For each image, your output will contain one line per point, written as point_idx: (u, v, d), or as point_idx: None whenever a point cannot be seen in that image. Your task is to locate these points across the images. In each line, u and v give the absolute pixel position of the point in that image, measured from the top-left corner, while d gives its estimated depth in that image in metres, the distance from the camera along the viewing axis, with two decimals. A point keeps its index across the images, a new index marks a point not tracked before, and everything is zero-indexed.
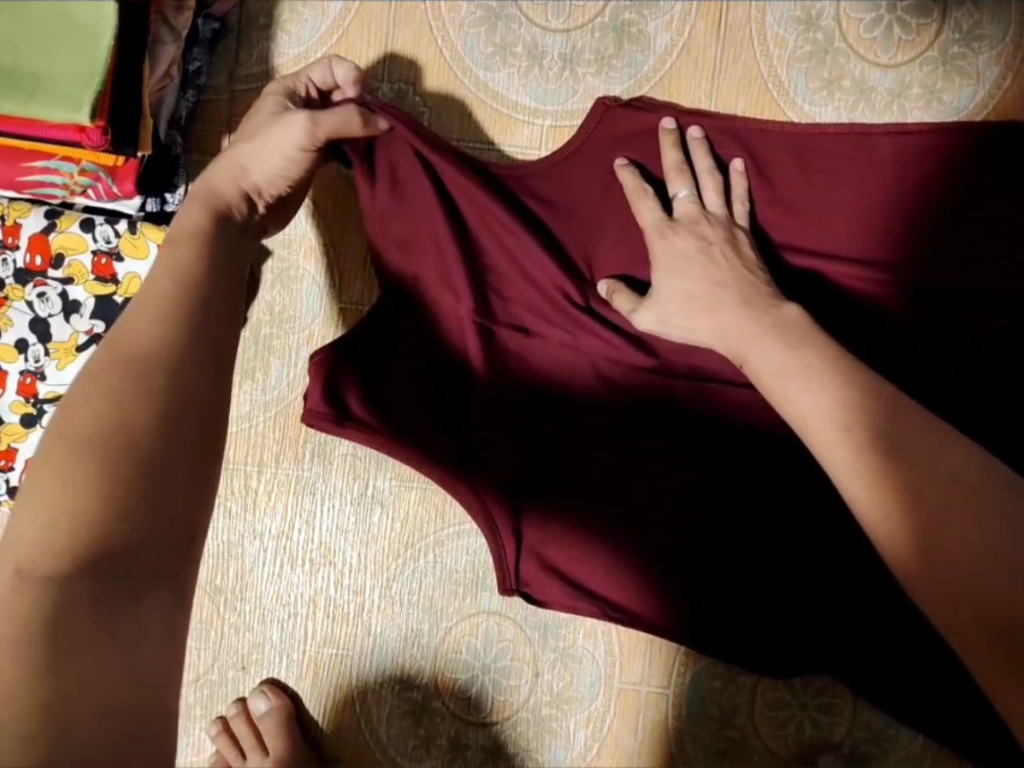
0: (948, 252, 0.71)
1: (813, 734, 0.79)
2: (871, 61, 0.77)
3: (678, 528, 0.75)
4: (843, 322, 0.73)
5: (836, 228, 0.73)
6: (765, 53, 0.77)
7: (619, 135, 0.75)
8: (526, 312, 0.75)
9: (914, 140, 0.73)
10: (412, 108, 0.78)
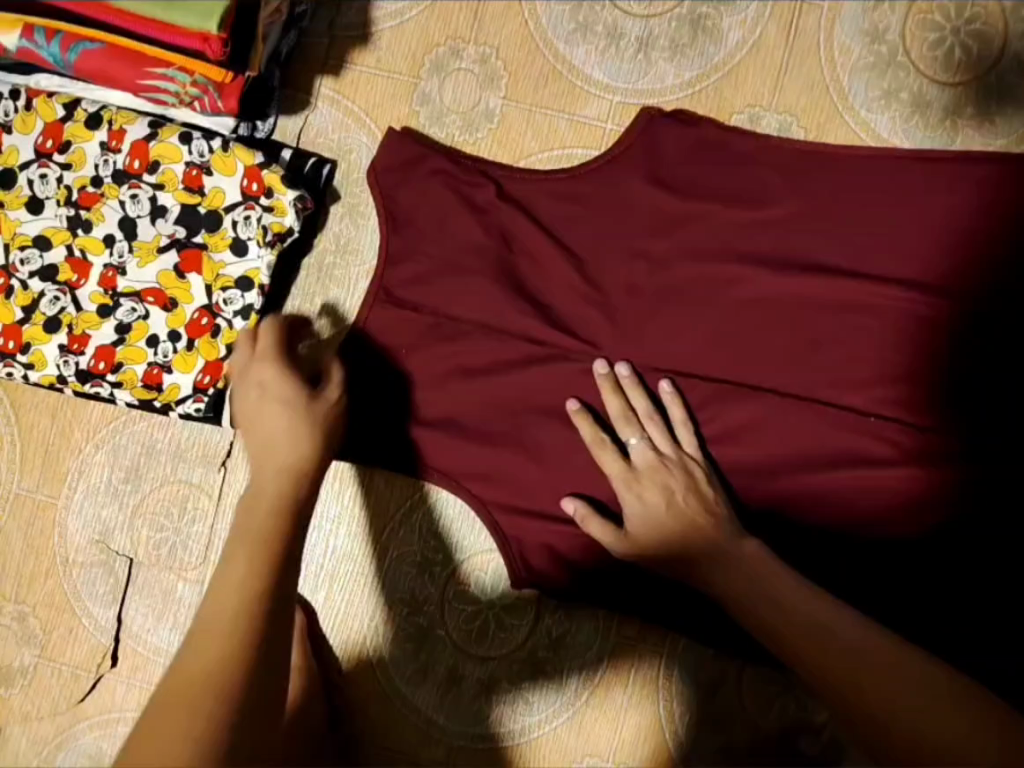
0: (982, 261, 0.75)
1: (796, 716, 0.81)
2: (929, 78, 0.81)
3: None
4: (877, 325, 0.76)
5: (873, 236, 0.77)
6: (830, 58, 0.82)
7: (666, 138, 0.80)
8: (561, 296, 0.80)
9: (947, 167, 0.77)
10: (493, 72, 0.84)
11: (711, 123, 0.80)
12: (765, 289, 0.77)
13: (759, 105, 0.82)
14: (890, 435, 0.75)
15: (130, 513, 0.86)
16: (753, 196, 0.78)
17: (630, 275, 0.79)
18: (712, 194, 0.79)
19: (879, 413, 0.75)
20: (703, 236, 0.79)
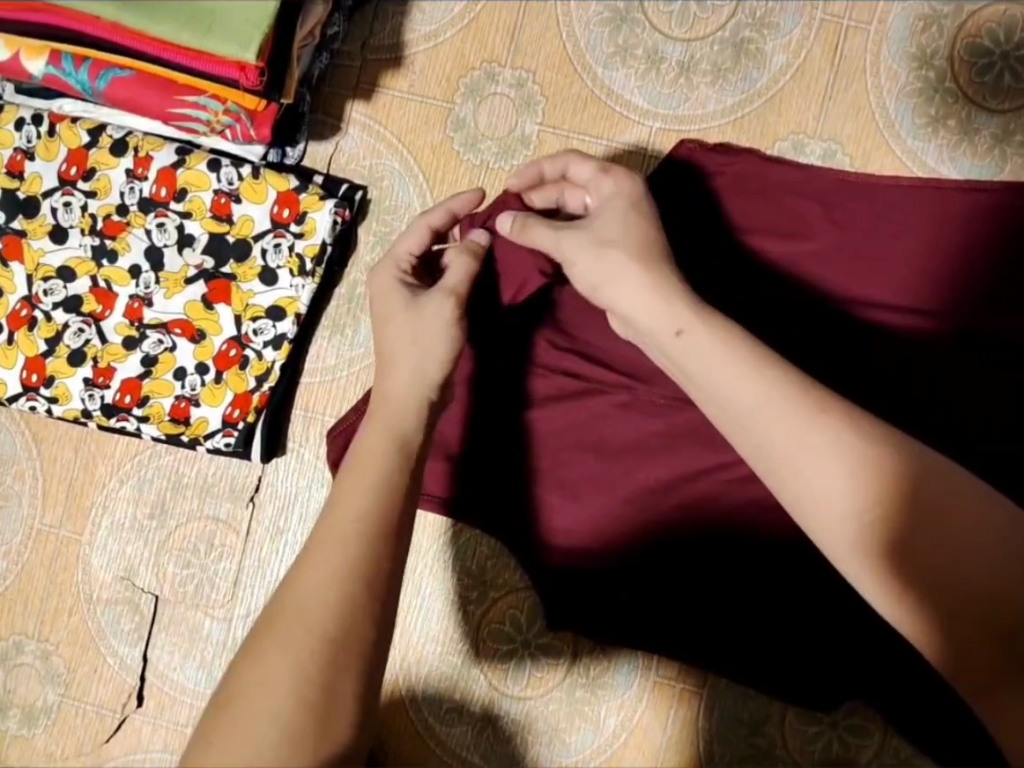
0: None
1: (839, 753, 0.80)
2: (978, 104, 0.79)
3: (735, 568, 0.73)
4: (929, 365, 0.70)
5: (915, 272, 0.72)
6: (876, 83, 0.80)
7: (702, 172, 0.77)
8: (593, 331, 0.76)
9: (990, 196, 0.72)
10: (530, 96, 0.82)
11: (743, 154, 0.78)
12: (824, 318, 0.72)
13: (803, 132, 0.80)
14: None
15: (156, 548, 0.84)
16: (800, 229, 0.75)
17: None
18: (756, 221, 0.76)
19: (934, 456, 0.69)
20: None
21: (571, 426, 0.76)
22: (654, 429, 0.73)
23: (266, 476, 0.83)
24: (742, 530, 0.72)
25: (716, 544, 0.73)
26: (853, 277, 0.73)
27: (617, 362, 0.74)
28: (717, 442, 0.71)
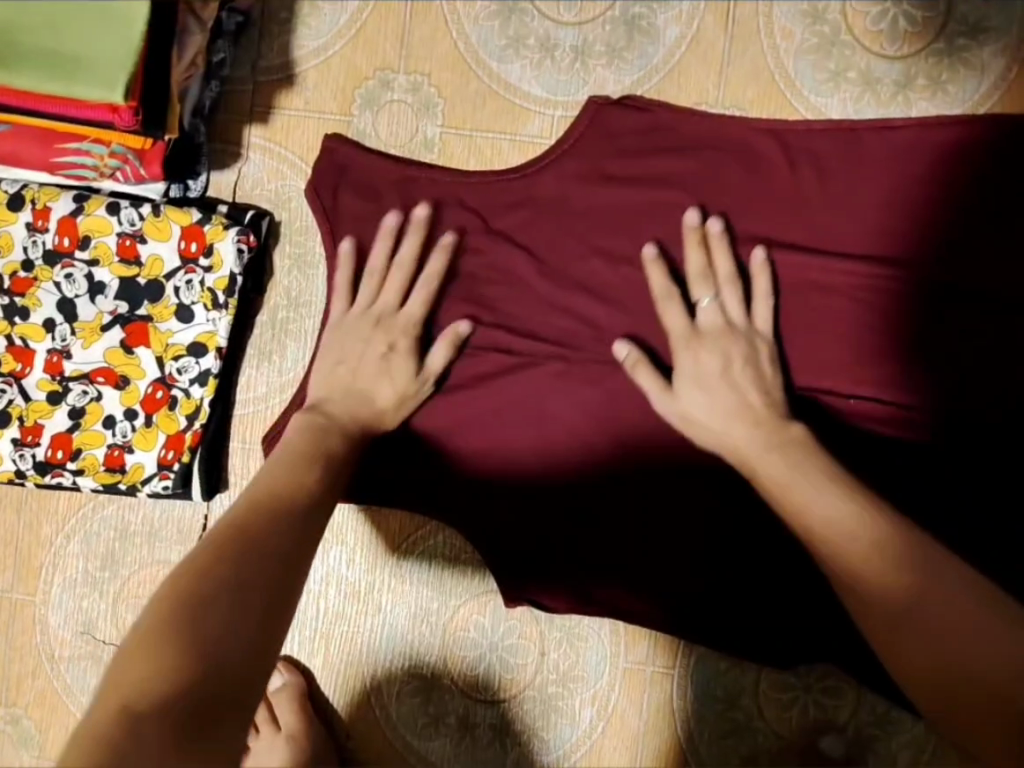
0: (970, 233, 0.71)
1: (819, 715, 0.78)
2: (876, 53, 0.78)
3: (683, 533, 0.75)
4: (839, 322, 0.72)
5: (829, 221, 0.73)
6: (772, 45, 0.79)
7: (602, 146, 0.76)
8: (519, 328, 0.76)
9: (900, 134, 0.73)
10: (427, 99, 0.80)
11: (647, 128, 0.76)
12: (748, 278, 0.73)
13: (704, 102, 0.79)
14: (871, 415, 0.72)
15: (111, 600, 0.83)
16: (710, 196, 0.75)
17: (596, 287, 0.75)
18: (667, 185, 0.75)
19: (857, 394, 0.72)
20: (667, 241, 0.75)
21: (505, 403, 0.76)
22: (590, 415, 0.75)
23: (212, 513, 0.82)
24: (680, 492, 0.75)
25: (660, 506, 0.76)
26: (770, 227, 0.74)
27: (545, 333, 0.76)
28: (647, 410, 0.75)
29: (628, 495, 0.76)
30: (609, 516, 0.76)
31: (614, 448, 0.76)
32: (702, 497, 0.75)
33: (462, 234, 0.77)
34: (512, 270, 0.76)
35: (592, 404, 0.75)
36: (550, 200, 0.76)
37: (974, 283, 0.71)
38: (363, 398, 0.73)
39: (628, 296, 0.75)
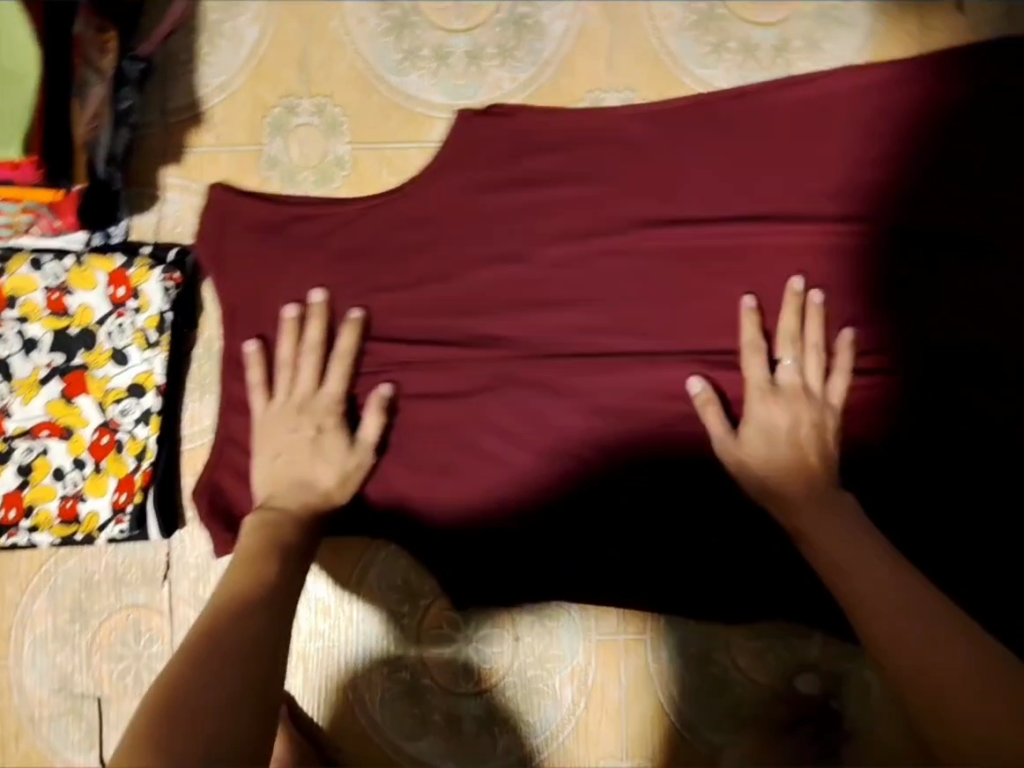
0: (857, 179, 0.75)
1: (791, 657, 0.80)
2: (752, 22, 0.82)
3: (633, 500, 0.77)
4: (743, 279, 0.76)
5: (722, 187, 0.76)
6: (654, 27, 0.82)
7: (504, 139, 0.79)
8: (448, 326, 0.78)
9: (772, 99, 0.77)
10: (333, 119, 0.83)
11: (544, 119, 0.79)
12: (659, 248, 0.76)
13: (598, 87, 0.82)
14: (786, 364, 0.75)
15: (85, 652, 0.83)
16: (611, 176, 0.77)
17: (517, 275, 0.77)
18: (570, 168, 0.78)
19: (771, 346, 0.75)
20: (577, 223, 0.77)
21: (442, 399, 0.78)
22: (527, 399, 0.77)
23: (174, 550, 0.82)
24: (626, 460, 0.77)
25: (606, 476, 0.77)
26: (670, 201, 0.77)
27: (473, 327, 0.78)
28: (582, 385, 0.76)
29: (574, 468, 0.77)
30: (562, 493, 0.77)
31: (557, 427, 0.77)
32: (646, 459, 0.77)
33: (381, 243, 0.79)
34: (434, 270, 0.78)
35: (526, 388, 0.77)
36: (461, 199, 0.79)
37: (869, 223, 0.75)
38: (307, 481, 0.74)
39: (550, 277, 0.77)
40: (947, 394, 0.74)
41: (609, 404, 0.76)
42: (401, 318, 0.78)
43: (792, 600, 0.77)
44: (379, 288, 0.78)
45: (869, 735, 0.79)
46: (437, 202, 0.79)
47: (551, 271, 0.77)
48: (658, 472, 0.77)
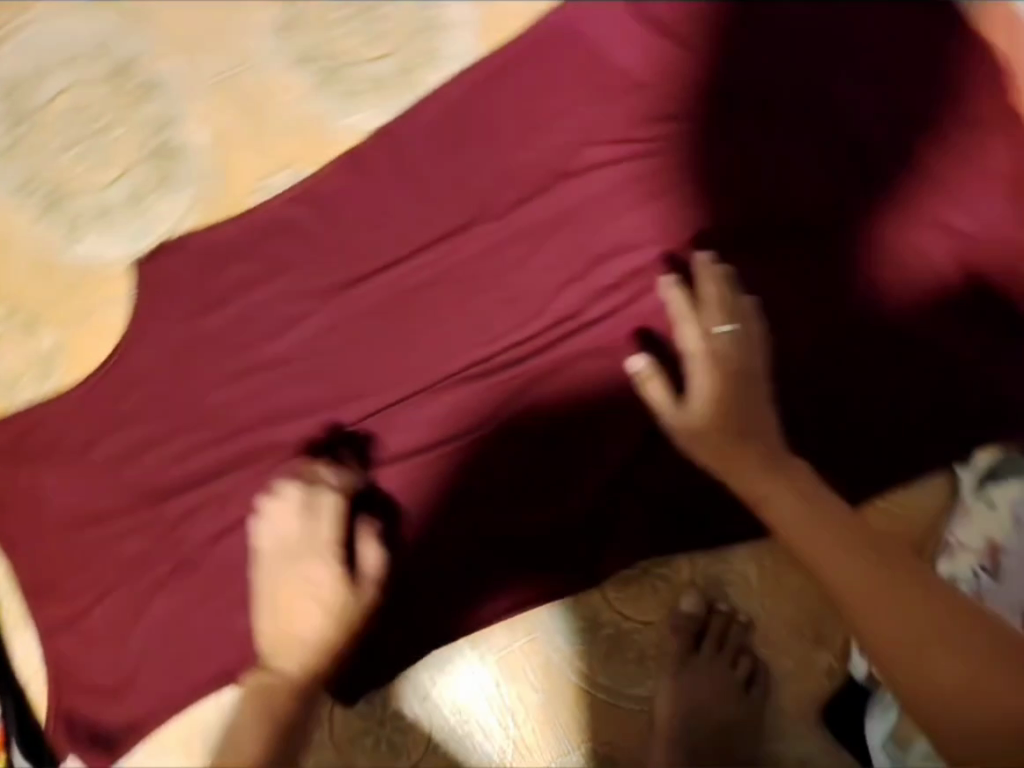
0: (501, 169, 0.83)
1: (665, 586, 0.83)
2: (373, 58, 0.83)
3: (453, 522, 0.81)
4: (450, 294, 0.83)
5: (396, 225, 0.82)
6: (287, 100, 0.83)
7: (192, 266, 0.81)
8: (220, 455, 0.80)
9: (405, 128, 0.83)
10: (28, 316, 0.82)
11: (219, 232, 0.81)
12: (378, 298, 0.82)
13: (259, 175, 0.82)
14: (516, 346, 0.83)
15: None
16: (299, 257, 0.81)
17: (260, 383, 0.81)
18: (261, 266, 0.81)
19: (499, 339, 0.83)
20: (290, 312, 0.81)
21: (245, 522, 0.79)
22: (320, 486, 0.80)
23: None
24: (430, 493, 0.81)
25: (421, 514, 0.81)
26: (358, 257, 0.82)
27: (243, 446, 0.81)
28: (360, 449, 0.81)
29: (391, 523, 0.80)
30: (392, 550, 0.80)
31: (363, 491, 0.80)
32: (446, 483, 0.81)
33: (123, 410, 0.80)
34: (184, 413, 0.80)
35: (314, 475, 0.80)
36: (178, 338, 0.80)
37: (534, 198, 0.83)
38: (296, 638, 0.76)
39: (295, 366, 0.81)
40: (657, 305, 0.83)
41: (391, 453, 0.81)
42: (175, 469, 0.80)
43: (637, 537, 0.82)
44: (144, 450, 0.79)
45: (762, 621, 0.83)
46: (157, 350, 0.80)
47: (288, 365, 0.81)
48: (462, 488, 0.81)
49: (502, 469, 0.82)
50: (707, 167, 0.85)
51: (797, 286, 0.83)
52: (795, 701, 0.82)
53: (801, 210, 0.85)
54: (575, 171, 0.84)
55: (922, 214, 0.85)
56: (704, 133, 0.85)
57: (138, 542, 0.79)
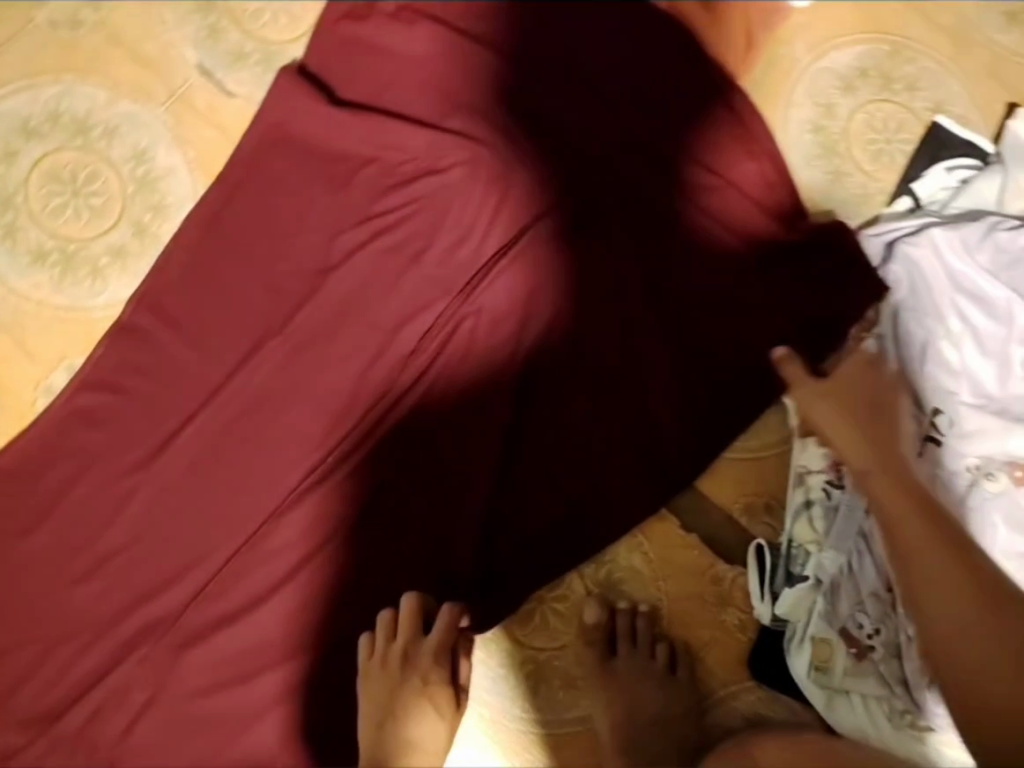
0: (263, 286, 0.84)
1: (565, 606, 0.85)
2: (101, 234, 0.84)
3: (343, 629, 0.82)
4: (259, 421, 0.83)
5: (183, 378, 0.83)
6: (34, 302, 0.83)
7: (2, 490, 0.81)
8: (95, 657, 0.80)
9: (157, 286, 0.83)
10: None
11: (14, 448, 0.81)
12: (195, 447, 0.82)
13: (37, 382, 0.83)
14: (340, 447, 0.83)
15: None
16: (101, 443, 0.82)
17: (108, 574, 0.81)
18: (68, 464, 0.82)
19: (321, 445, 0.83)
20: (111, 497, 0.81)
21: (143, 708, 0.80)
22: (202, 645, 0.81)
23: None
24: (310, 610, 0.82)
25: (309, 633, 0.82)
26: (158, 423, 0.82)
27: (113, 639, 0.80)
28: (230, 595, 0.82)
29: (283, 651, 0.81)
30: (295, 676, 0.81)
31: (251, 631, 0.81)
32: (323, 594, 0.82)
33: None
34: (45, 630, 0.80)
35: (192, 637, 0.81)
36: (12, 562, 0.80)
37: (308, 301, 0.84)
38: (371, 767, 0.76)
39: (140, 543, 0.81)
40: (462, 352, 0.84)
41: (259, 588, 0.82)
42: (55, 686, 0.79)
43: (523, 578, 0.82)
44: (24, 678, 0.79)
45: (665, 604, 0.85)
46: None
47: (129, 545, 0.81)
48: (339, 594, 0.82)
49: (370, 561, 0.82)
50: (460, 208, 0.84)
51: (602, 282, 0.85)
52: (720, 665, 0.85)
53: (578, 206, 0.85)
54: (338, 257, 0.84)
55: (695, 174, 0.86)
56: (460, 172, 0.84)
57: (50, 765, 0.78)
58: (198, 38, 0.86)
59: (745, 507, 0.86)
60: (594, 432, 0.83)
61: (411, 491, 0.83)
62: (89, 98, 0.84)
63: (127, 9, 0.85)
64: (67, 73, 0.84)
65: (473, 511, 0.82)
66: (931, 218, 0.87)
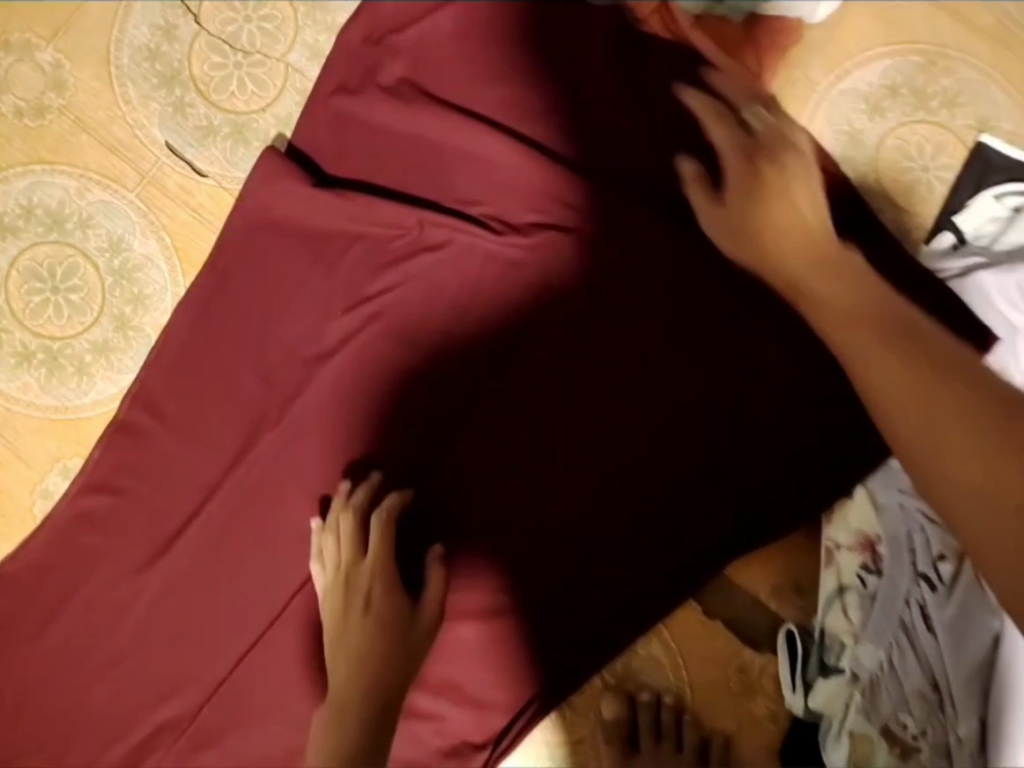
0: (254, 376, 0.80)
1: (587, 708, 0.80)
2: (84, 329, 0.83)
3: None
4: (257, 517, 0.80)
5: (179, 478, 0.80)
6: (21, 404, 0.82)
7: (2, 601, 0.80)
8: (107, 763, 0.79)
9: (146, 385, 0.80)
10: None
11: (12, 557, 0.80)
12: (194, 546, 0.80)
13: (33, 486, 0.82)
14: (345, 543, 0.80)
15: None
16: (100, 550, 0.80)
17: (115, 679, 0.80)
18: (66, 572, 0.80)
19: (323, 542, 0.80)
20: (112, 602, 0.80)
21: None
22: (214, 747, 0.80)
23: None
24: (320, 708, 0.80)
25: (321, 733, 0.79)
26: (156, 526, 0.80)
27: (124, 744, 0.80)
28: (237, 696, 0.80)
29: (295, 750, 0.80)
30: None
31: (264, 726, 0.80)
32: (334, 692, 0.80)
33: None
34: (55, 738, 0.79)
35: (204, 740, 0.80)
36: (17, 672, 0.80)
37: (304, 390, 0.80)
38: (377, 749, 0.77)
39: (148, 644, 0.80)
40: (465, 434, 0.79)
41: (268, 687, 0.80)
42: None
43: (537, 666, 0.79)
44: None
45: (688, 692, 0.80)
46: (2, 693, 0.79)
47: (134, 650, 0.80)
48: None
49: None
50: (456, 285, 0.80)
51: (603, 350, 0.79)
52: (751, 756, 0.79)
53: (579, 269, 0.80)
54: (330, 342, 0.80)
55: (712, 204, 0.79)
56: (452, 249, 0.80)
57: None
58: (165, 115, 0.84)
59: (772, 588, 0.79)
60: (609, 515, 0.78)
61: (420, 579, 0.79)
62: (60, 189, 0.83)
63: (91, 93, 0.84)
64: (37, 163, 0.83)
65: (485, 600, 0.79)
66: (976, 260, 0.79)
